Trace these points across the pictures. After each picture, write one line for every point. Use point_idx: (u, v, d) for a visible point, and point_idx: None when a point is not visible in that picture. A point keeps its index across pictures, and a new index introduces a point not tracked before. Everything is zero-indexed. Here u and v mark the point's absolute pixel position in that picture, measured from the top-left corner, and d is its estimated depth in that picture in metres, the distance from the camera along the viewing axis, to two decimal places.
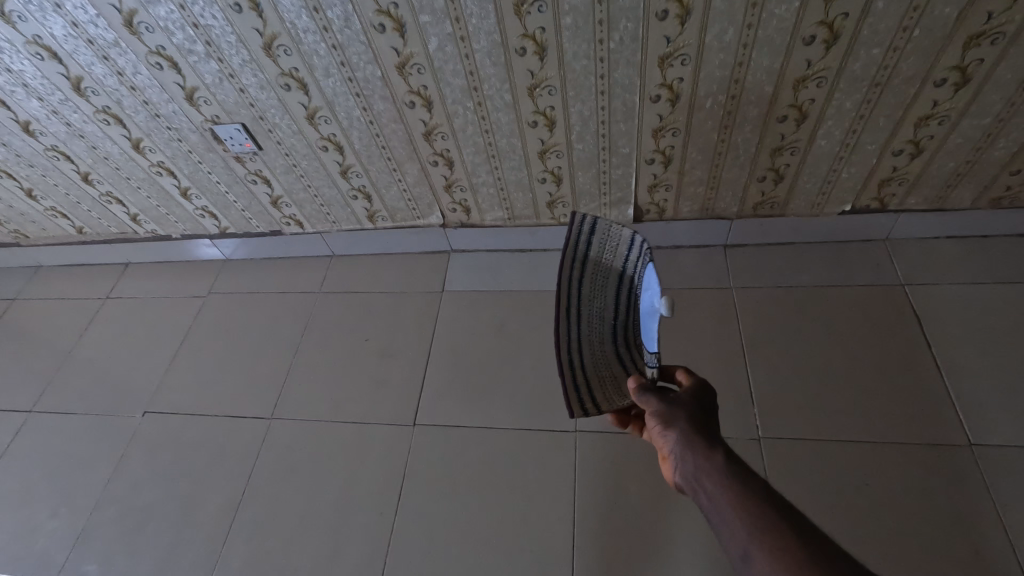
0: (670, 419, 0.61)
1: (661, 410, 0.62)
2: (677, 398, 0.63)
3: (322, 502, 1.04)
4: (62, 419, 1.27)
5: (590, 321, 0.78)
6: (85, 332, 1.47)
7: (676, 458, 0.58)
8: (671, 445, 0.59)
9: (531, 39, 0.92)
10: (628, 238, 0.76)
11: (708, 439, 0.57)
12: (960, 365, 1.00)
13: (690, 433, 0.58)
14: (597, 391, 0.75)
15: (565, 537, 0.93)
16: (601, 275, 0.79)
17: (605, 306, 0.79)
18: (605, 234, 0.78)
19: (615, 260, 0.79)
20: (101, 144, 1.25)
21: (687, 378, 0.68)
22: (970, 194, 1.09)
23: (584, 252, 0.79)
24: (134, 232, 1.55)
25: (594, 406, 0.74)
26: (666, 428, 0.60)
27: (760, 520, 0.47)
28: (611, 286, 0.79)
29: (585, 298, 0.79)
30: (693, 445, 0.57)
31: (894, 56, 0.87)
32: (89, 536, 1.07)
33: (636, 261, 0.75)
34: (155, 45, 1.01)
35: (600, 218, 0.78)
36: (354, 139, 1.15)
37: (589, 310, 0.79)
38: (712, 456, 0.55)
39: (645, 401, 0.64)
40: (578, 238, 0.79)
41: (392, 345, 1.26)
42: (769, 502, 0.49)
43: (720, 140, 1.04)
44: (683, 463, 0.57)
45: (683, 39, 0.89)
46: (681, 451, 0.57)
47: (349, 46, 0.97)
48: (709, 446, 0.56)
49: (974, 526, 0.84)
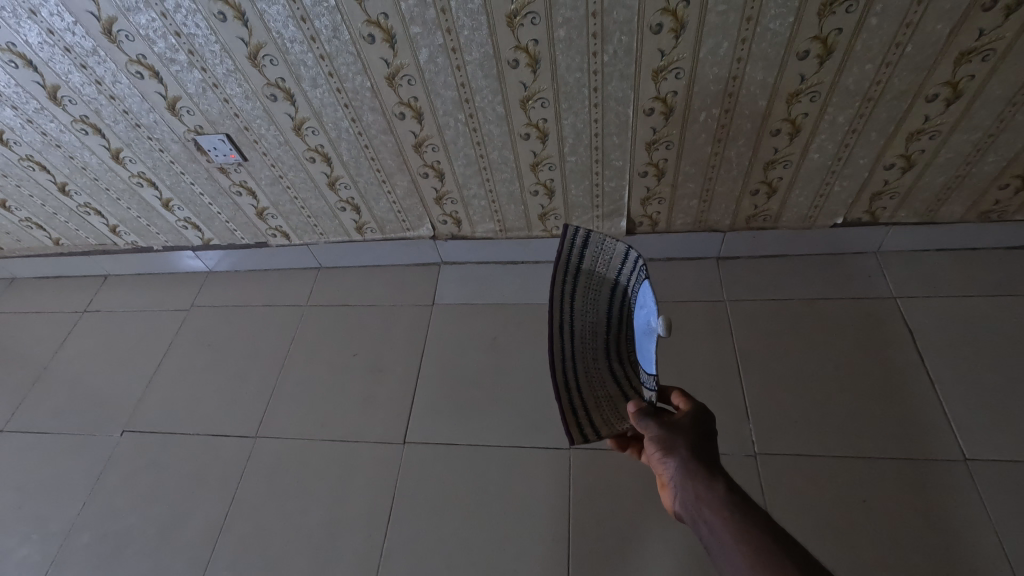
0: (669, 445, 0.60)
1: (661, 436, 0.61)
2: (676, 424, 0.62)
3: (309, 524, 1.01)
4: (36, 439, 1.22)
5: (584, 336, 0.79)
6: (61, 347, 1.42)
7: (677, 487, 0.57)
8: (672, 472, 0.58)
9: (524, 51, 0.91)
10: (621, 250, 0.75)
11: (708, 468, 0.57)
12: (954, 378, 1.00)
13: (690, 462, 0.57)
14: (593, 412, 0.76)
15: (560, 558, 0.90)
16: (594, 289, 0.80)
17: (597, 320, 0.80)
18: (599, 246, 0.78)
19: (608, 272, 0.79)
20: (78, 154, 1.21)
21: (684, 403, 0.67)
22: (960, 207, 1.09)
23: (576, 265, 0.81)
24: (113, 244, 1.50)
25: (592, 431, 0.75)
26: (666, 455, 0.59)
27: (762, 554, 0.46)
28: (603, 300, 0.79)
29: (578, 312, 0.80)
30: (694, 474, 0.56)
31: (887, 71, 0.87)
32: (63, 563, 1.02)
33: (629, 272, 0.74)
34: (136, 53, 0.98)
35: (592, 231, 0.77)
36: (343, 150, 1.12)
37: (581, 324, 0.80)
38: (713, 486, 0.54)
39: (645, 426, 0.63)
40: (570, 252, 0.80)
41: (381, 360, 1.23)
42: (771, 535, 0.48)
43: (714, 153, 1.04)
44: (683, 492, 0.56)
45: (677, 53, 0.89)
46: (682, 480, 0.57)
47: (338, 55, 0.95)
48: (709, 475, 0.55)
49: (972, 543, 0.83)
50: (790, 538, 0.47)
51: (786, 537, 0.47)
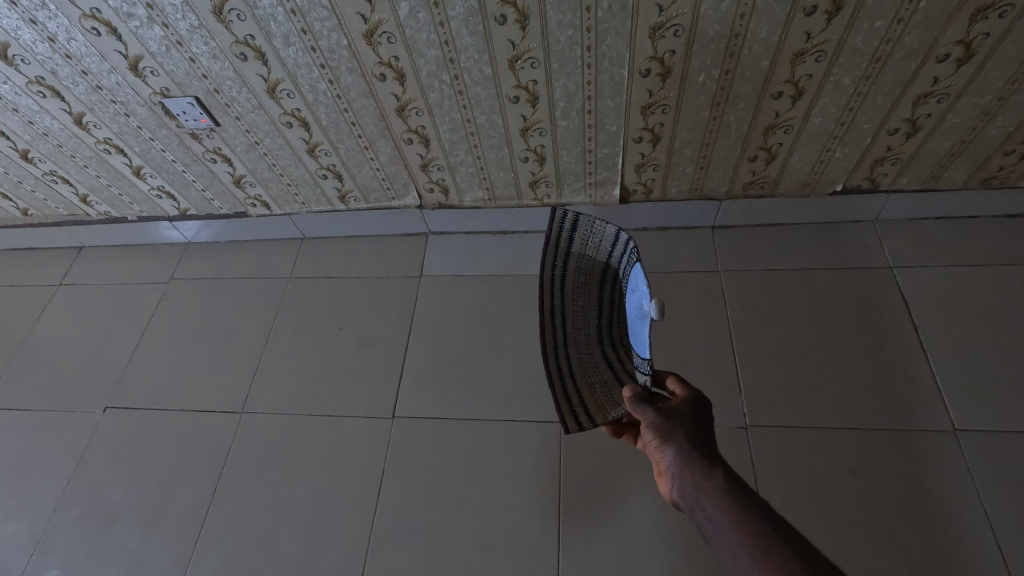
0: (667, 433, 0.59)
1: (658, 423, 0.60)
2: (673, 411, 0.61)
3: (296, 500, 1.00)
4: (16, 416, 1.19)
5: (575, 322, 0.79)
6: (38, 322, 1.37)
7: (675, 475, 0.56)
8: (669, 461, 0.58)
9: (510, 5, 0.84)
10: (610, 233, 0.74)
11: (706, 457, 0.56)
12: (946, 349, 0.99)
13: (688, 450, 0.57)
14: (588, 400, 0.74)
15: (550, 532, 0.90)
16: (584, 272, 0.79)
17: (589, 305, 0.79)
18: (588, 229, 0.77)
19: (598, 254, 0.78)
20: (38, 118, 1.14)
21: (681, 389, 0.67)
22: (963, 174, 1.06)
23: (566, 248, 0.79)
24: (85, 215, 1.44)
25: (587, 419, 0.72)
26: (664, 444, 0.59)
27: (763, 543, 0.46)
28: (595, 285, 0.79)
29: (568, 298, 0.79)
30: (692, 462, 0.56)
31: (898, 29, 0.82)
32: (50, 540, 1.01)
33: (620, 255, 0.74)
34: (89, 6, 0.90)
35: (581, 214, 0.76)
36: (321, 114, 1.06)
37: (573, 310, 0.79)
38: (711, 475, 0.54)
39: (641, 411, 0.62)
40: (558, 236, 0.79)
41: (368, 334, 1.20)
42: (772, 524, 0.48)
43: (712, 118, 0.99)
44: (681, 481, 0.55)
45: (676, 8, 0.83)
46: (680, 469, 0.56)
47: (311, 10, 0.88)
48: (707, 464, 0.55)
49: (956, 515, 0.83)
50: (788, 528, 0.47)
51: (786, 527, 0.47)
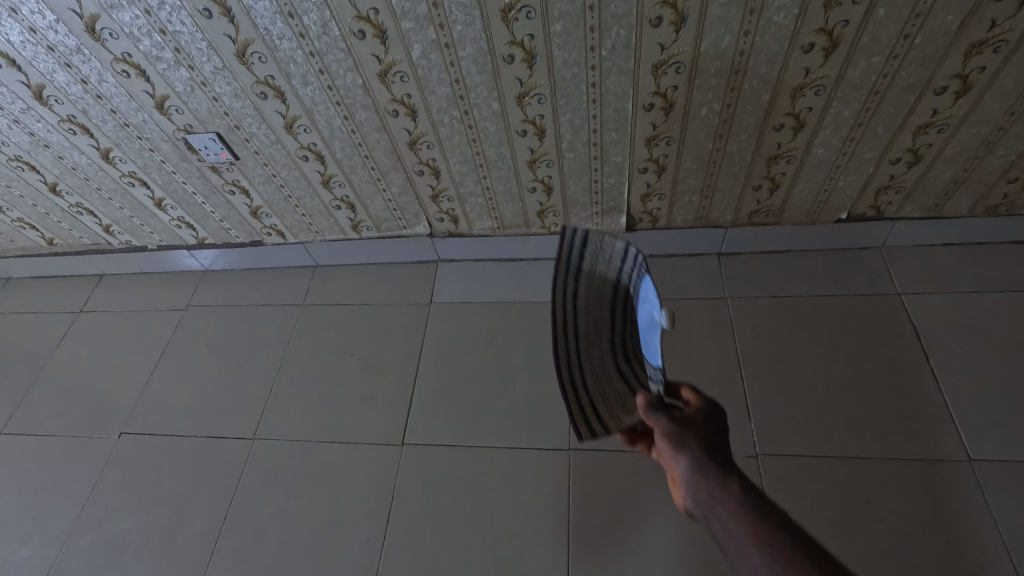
0: (681, 442, 0.58)
1: (672, 431, 0.59)
2: (688, 421, 0.60)
3: (306, 527, 1.00)
4: (34, 441, 1.22)
5: (588, 336, 0.79)
6: (59, 348, 1.41)
7: (688, 483, 0.54)
8: (682, 469, 0.55)
9: (518, 46, 0.88)
10: (620, 248, 0.74)
11: (723, 467, 0.53)
12: (959, 377, 0.99)
13: (703, 458, 0.55)
14: (603, 409, 0.75)
15: (559, 563, 0.89)
16: (596, 288, 0.79)
17: (602, 318, 0.79)
18: (598, 246, 0.77)
19: (608, 270, 0.78)
20: (68, 154, 1.19)
21: (695, 399, 0.65)
22: (968, 202, 1.07)
23: (576, 266, 0.79)
24: (108, 244, 1.49)
25: (600, 427, 0.73)
26: (678, 452, 0.57)
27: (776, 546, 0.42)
28: (606, 300, 0.79)
29: (580, 313, 0.79)
30: (706, 469, 0.53)
31: (894, 64, 0.85)
32: (62, 567, 1.02)
33: (630, 270, 0.74)
34: (121, 51, 0.95)
35: (591, 231, 0.76)
36: (336, 149, 1.10)
37: (586, 323, 0.79)
38: (725, 481, 0.51)
39: (655, 420, 0.62)
40: (569, 253, 0.79)
41: (378, 360, 1.22)
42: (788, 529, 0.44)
43: (715, 150, 1.01)
44: (695, 488, 0.53)
45: (677, 47, 0.86)
46: (693, 475, 0.53)
47: (328, 53, 0.92)
48: (722, 471, 0.52)
49: (975, 547, 0.81)
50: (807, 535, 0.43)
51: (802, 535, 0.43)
